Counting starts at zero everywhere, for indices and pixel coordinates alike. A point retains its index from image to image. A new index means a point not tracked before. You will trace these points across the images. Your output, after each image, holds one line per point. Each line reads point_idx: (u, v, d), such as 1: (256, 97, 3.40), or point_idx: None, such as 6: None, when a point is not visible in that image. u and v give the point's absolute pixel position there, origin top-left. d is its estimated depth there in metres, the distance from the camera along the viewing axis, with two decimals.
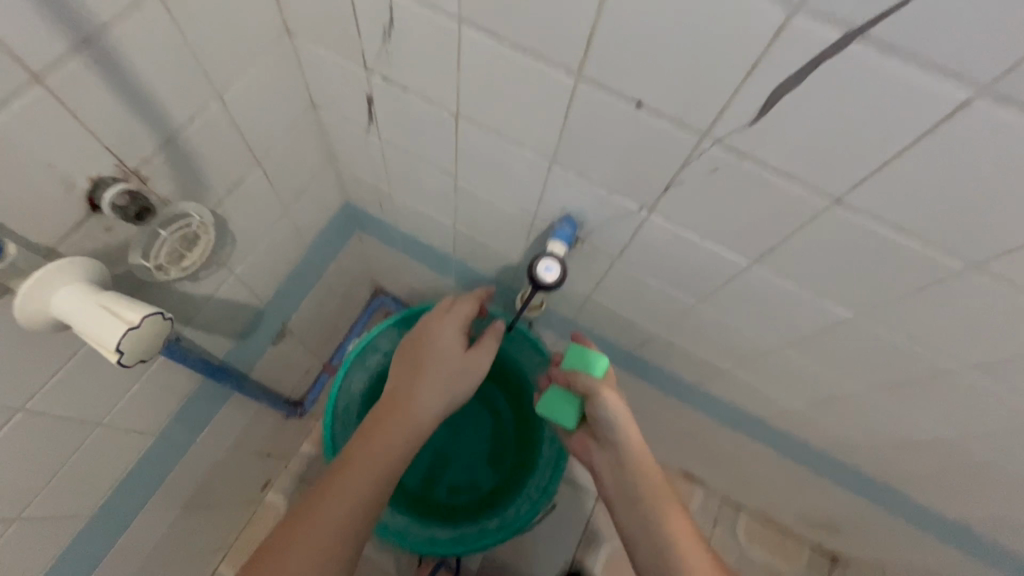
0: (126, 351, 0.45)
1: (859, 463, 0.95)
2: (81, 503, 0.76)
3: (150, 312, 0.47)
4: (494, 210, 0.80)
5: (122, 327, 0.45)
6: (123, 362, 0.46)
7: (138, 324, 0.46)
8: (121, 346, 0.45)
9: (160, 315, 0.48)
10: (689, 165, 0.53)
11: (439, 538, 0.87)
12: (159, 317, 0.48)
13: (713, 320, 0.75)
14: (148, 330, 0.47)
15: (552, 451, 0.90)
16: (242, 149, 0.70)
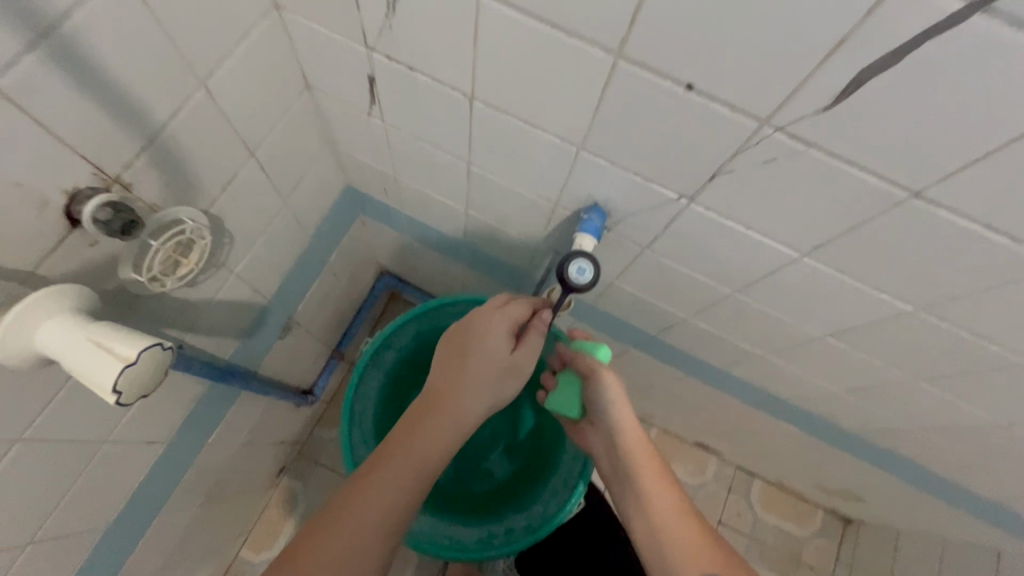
0: (124, 390, 0.41)
1: (890, 442, 0.92)
2: (95, 519, 0.73)
3: (148, 345, 0.42)
4: (511, 197, 0.74)
5: (117, 365, 0.40)
6: (123, 402, 0.42)
7: (135, 360, 0.41)
8: (117, 386, 0.40)
9: (159, 346, 0.43)
10: (742, 154, 0.47)
11: (468, 544, 0.84)
12: (159, 348, 0.42)
13: (749, 309, 0.70)
14: (147, 365, 0.42)
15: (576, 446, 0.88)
16: (234, 141, 0.63)
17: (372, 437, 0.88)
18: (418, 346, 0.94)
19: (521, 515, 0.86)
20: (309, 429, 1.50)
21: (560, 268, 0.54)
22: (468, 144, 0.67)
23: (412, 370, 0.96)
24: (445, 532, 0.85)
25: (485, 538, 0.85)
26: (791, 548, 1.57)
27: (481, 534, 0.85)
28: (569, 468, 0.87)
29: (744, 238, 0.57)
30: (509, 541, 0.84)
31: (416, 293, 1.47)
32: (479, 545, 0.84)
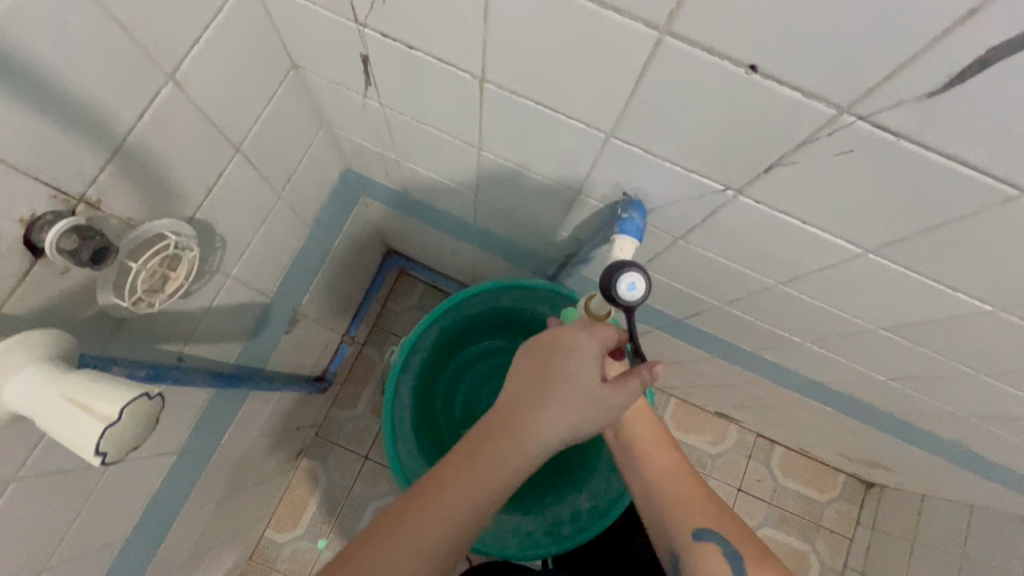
0: (108, 451, 0.37)
1: (931, 425, 0.87)
2: (111, 534, 0.71)
3: (131, 400, 0.37)
4: (529, 183, 0.67)
5: (97, 427, 0.36)
6: (109, 461, 0.37)
7: (117, 419, 0.36)
8: (100, 448, 0.36)
9: (145, 398, 0.38)
10: (812, 143, 0.40)
11: (542, 540, 0.83)
12: (145, 400, 0.38)
13: (793, 299, 0.64)
14: (133, 420, 0.37)
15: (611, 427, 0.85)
16: (216, 138, 0.56)
17: (416, 447, 0.85)
18: (440, 340, 0.90)
19: (584, 497, 0.85)
20: (324, 411, 1.48)
21: (610, 286, 0.54)
22: (479, 129, 0.59)
23: (432, 365, 0.93)
24: (514, 531, 0.83)
25: (553, 527, 0.84)
26: (811, 512, 1.57)
27: (549, 524, 0.84)
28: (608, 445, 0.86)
29: (798, 232, 0.50)
30: (579, 528, 0.83)
31: (424, 272, 1.42)
32: (551, 537, 0.83)
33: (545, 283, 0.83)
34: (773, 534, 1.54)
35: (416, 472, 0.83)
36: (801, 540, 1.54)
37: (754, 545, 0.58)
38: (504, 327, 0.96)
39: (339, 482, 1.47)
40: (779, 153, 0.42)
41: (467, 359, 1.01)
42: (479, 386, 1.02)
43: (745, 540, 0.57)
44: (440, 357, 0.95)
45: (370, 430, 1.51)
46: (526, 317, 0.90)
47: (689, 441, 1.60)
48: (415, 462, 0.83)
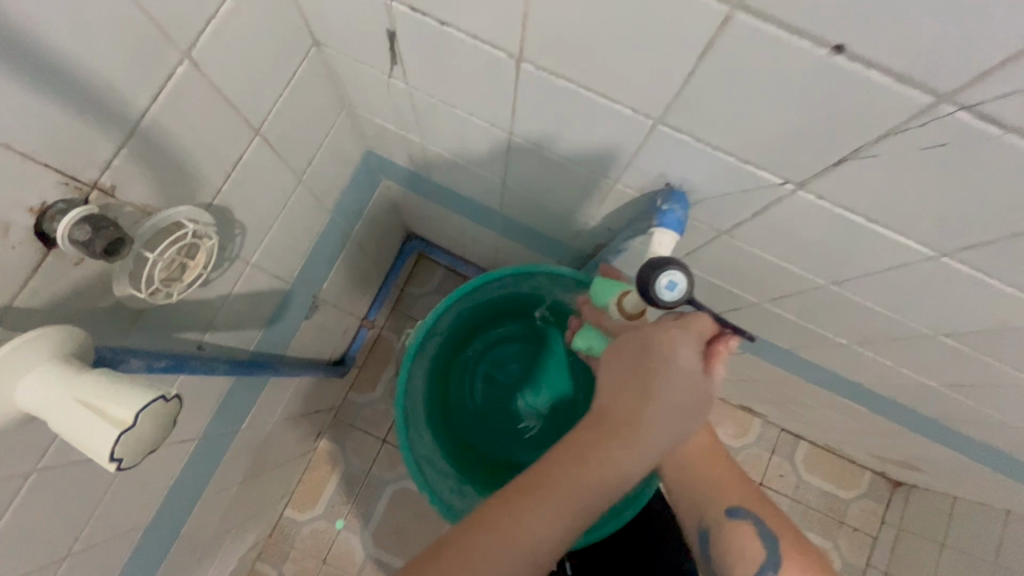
0: (123, 456, 0.35)
1: (977, 432, 0.82)
2: (134, 520, 0.71)
3: (149, 402, 0.35)
4: (563, 170, 0.63)
5: (112, 432, 0.34)
6: (124, 466, 0.36)
7: (133, 424, 0.34)
8: (115, 453, 0.34)
9: (161, 400, 0.36)
10: (896, 135, 0.35)
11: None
12: (161, 403, 0.36)
13: (844, 299, 0.60)
14: (149, 424, 0.36)
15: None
16: (235, 121, 0.53)
17: (425, 431, 0.84)
18: (457, 322, 0.88)
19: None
20: (343, 394, 1.48)
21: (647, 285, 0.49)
22: (512, 112, 0.55)
23: (448, 348, 0.91)
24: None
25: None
26: (835, 509, 1.53)
27: None
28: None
29: (864, 229, 0.46)
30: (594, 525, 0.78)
31: (444, 256, 1.39)
32: None
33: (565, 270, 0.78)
34: None
35: (426, 457, 0.81)
36: (824, 537, 1.51)
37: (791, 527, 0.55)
38: (527, 309, 0.93)
39: (357, 465, 1.47)
40: (858, 144, 0.38)
41: (486, 341, 0.97)
42: (495, 374, 0.98)
43: (781, 522, 0.54)
44: (457, 338, 0.92)
45: (388, 413, 1.50)
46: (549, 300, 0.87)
47: None
48: (424, 446, 0.82)
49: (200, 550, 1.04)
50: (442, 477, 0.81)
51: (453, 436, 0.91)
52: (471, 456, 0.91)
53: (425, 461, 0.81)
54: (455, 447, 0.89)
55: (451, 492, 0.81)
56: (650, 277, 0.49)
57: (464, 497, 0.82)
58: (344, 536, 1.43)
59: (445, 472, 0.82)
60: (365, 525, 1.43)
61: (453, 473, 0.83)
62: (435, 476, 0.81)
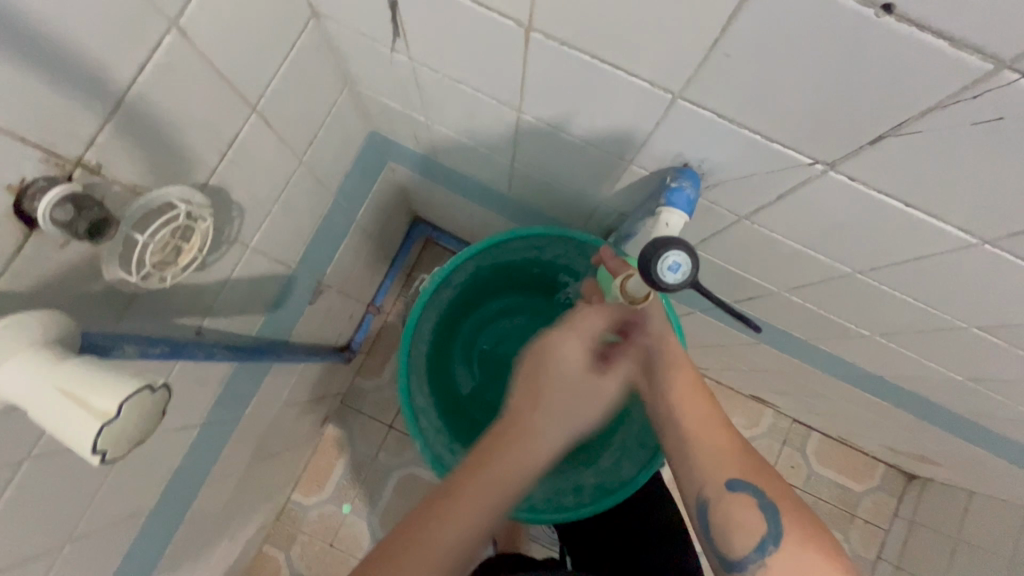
0: (108, 449, 0.33)
1: (1003, 427, 0.79)
2: (135, 506, 0.71)
3: (133, 392, 0.33)
4: (574, 151, 0.59)
5: (95, 425, 0.32)
6: (111, 459, 0.34)
7: (116, 415, 0.33)
8: (99, 447, 0.33)
9: (146, 392, 0.34)
10: (942, 104, 0.33)
11: (537, 505, 0.73)
12: (147, 393, 0.34)
13: (871, 289, 0.56)
14: (135, 414, 0.34)
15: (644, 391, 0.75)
16: (230, 96, 0.51)
17: (427, 386, 0.80)
18: (471, 283, 0.84)
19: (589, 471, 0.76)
20: (349, 379, 1.47)
21: (646, 264, 0.43)
22: (520, 88, 0.52)
23: (461, 309, 0.87)
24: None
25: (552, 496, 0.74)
26: (846, 501, 1.49)
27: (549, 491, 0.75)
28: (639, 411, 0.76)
29: (900, 214, 0.43)
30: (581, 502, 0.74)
31: (451, 241, 1.37)
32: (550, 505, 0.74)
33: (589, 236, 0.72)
34: None
35: (422, 409, 0.78)
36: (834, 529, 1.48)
37: (793, 501, 0.52)
38: (546, 283, 0.88)
39: (363, 450, 1.47)
40: (899, 118, 0.35)
41: (500, 307, 0.93)
42: (502, 343, 0.94)
43: (782, 494, 0.51)
44: (470, 301, 0.88)
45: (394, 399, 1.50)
46: (568, 275, 0.82)
47: None
48: (423, 399, 0.79)
49: (206, 534, 1.04)
50: (436, 433, 0.77)
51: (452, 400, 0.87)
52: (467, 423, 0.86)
53: (421, 413, 0.77)
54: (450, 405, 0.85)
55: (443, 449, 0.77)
56: (652, 256, 0.42)
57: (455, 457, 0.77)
58: (350, 520, 1.43)
59: (440, 428, 0.78)
60: (371, 510, 1.43)
61: (444, 428, 0.79)
62: (429, 431, 0.77)
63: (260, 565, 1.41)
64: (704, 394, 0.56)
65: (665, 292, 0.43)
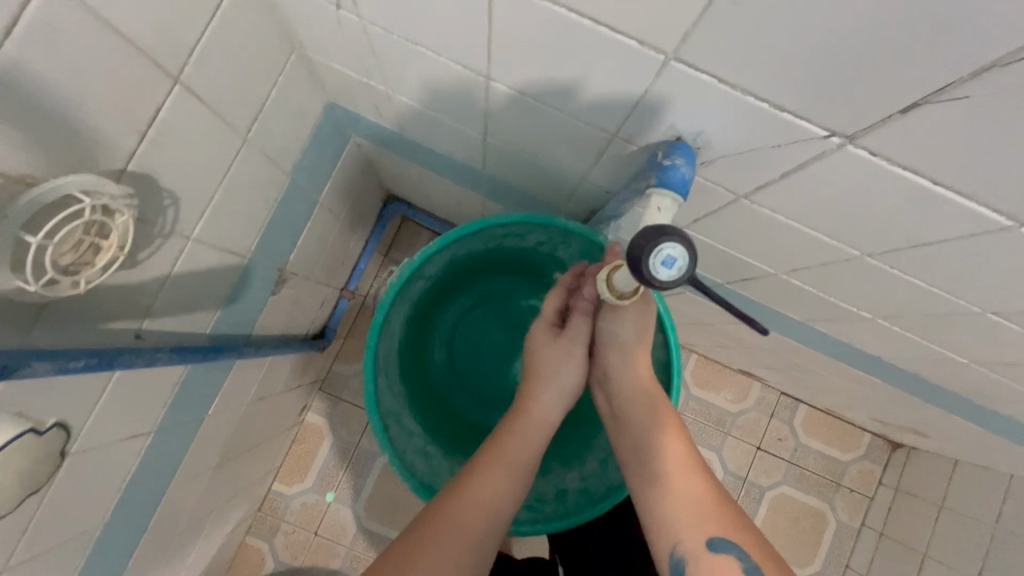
0: None
1: (1004, 407, 0.76)
2: (82, 522, 0.65)
3: None
4: (555, 123, 0.52)
5: None
6: None
7: None
8: None
9: None
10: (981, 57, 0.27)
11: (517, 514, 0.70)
12: None
13: (878, 271, 0.51)
14: None
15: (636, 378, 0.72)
16: (141, 65, 0.44)
17: (398, 385, 0.75)
18: (447, 272, 0.77)
19: (573, 476, 0.73)
20: (328, 365, 1.41)
21: (635, 256, 0.37)
22: (488, 51, 0.45)
23: (436, 296, 0.80)
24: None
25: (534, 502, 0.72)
26: (832, 471, 1.48)
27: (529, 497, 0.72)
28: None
29: (926, 192, 0.37)
30: (562, 508, 0.71)
31: (429, 220, 1.29)
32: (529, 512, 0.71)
33: (576, 225, 0.66)
34: (791, 493, 1.47)
35: (392, 411, 0.72)
36: (820, 499, 1.47)
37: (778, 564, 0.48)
38: (533, 268, 0.81)
39: (345, 437, 1.42)
40: (939, 81, 0.30)
41: (481, 294, 0.86)
42: (482, 331, 0.87)
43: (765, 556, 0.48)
44: (448, 286, 0.81)
45: None
46: (552, 263, 0.77)
47: (708, 398, 1.50)
48: (393, 400, 0.73)
49: (178, 536, 0.98)
50: (409, 435, 0.72)
51: (429, 394, 0.81)
52: (447, 416, 0.81)
53: (392, 416, 0.72)
54: (429, 400, 0.80)
55: (414, 453, 0.72)
56: (644, 246, 0.36)
57: (428, 461, 0.72)
58: (335, 508, 1.40)
59: (413, 431, 0.73)
60: (356, 497, 1.40)
61: (420, 429, 0.74)
62: (401, 433, 0.72)
63: (243, 557, 1.37)
64: (679, 437, 0.56)
65: (658, 289, 0.38)
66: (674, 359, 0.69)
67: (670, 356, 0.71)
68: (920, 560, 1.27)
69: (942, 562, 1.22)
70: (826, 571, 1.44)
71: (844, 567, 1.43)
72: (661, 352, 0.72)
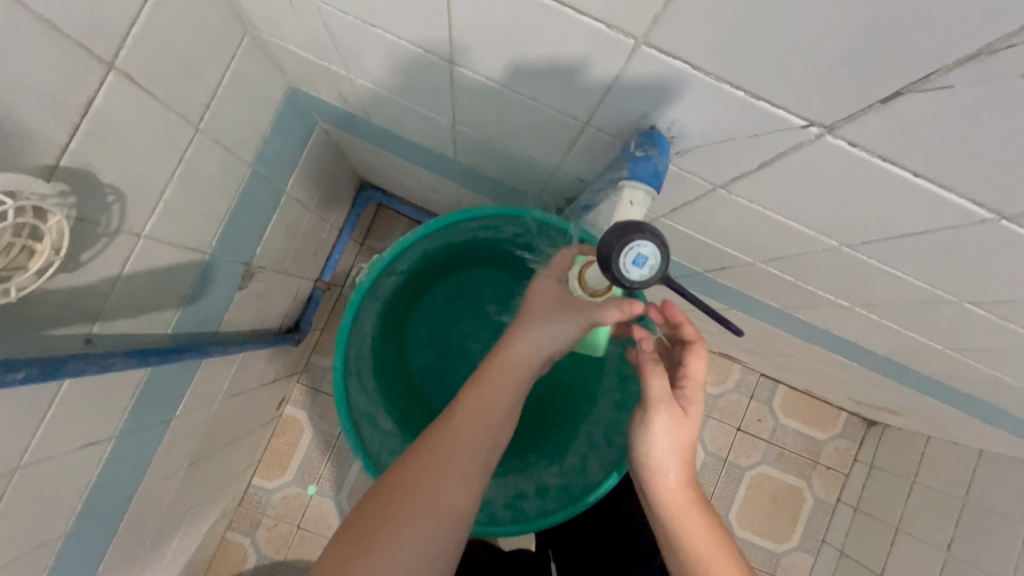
0: None
1: (976, 389, 0.76)
2: (40, 535, 0.62)
3: None
4: (525, 110, 0.50)
5: None
6: None
7: None
8: None
9: None
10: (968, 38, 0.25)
11: (497, 514, 0.69)
12: None
13: (857, 261, 0.50)
14: None
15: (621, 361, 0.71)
16: (68, 50, 0.40)
17: (372, 385, 0.72)
18: (420, 266, 0.74)
19: (552, 471, 0.71)
20: (305, 358, 1.38)
21: (606, 256, 0.35)
22: (450, 33, 0.42)
23: (408, 291, 0.78)
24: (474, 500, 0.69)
25: (513, 501, 0.70)
26: (810, 450, 1.51)
27: (508, 495, 0.70)
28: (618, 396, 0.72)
29: (906, 183, 0.36)
30: (543, 505, 0.69)
31: (404, 207, 1.26)
32: (509, 511, 0.69)
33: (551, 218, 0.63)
34: (771, 472, 1.49)
35: (365, 413, 0.69)
36: (798, 477, 1.50)
37: None
38: (508, 258, 0.79)
39: (326, 430, 1.40)
40: (924, 68, 0.28)
41: (456, 286, 0.83)
42: (458, 325, 0.85)
43: None
44: (421, 280, 0.78)
45: None
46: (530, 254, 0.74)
47: None
48: (366, 400, 0.70)
49: (152, 538, 0.96)
50: (384, 437, 0.70)
51: (404, 391, 0.79)
52: (424, 412, 0.79)
53: (365, 418, 0.69)
54: (405, 398, 0.78)
55: (390, 453, 0.70)
56: (616, 243, 0.34)
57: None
58: (317, 501, 1.38)
59: (388, 431, 0.71)
60: (338, 489, 1.39)
61: (396, 429, 0.72)
62: (376, 435, 0.70)
63: (224, 552, 1.35)
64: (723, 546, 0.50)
65: (630, 289, 0.36)
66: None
67: None
68: (893, 534, 1.31)
69: (914, 535, 1.26)
70: (803, 546, 1.47)
71: (820, 541, 1.47)
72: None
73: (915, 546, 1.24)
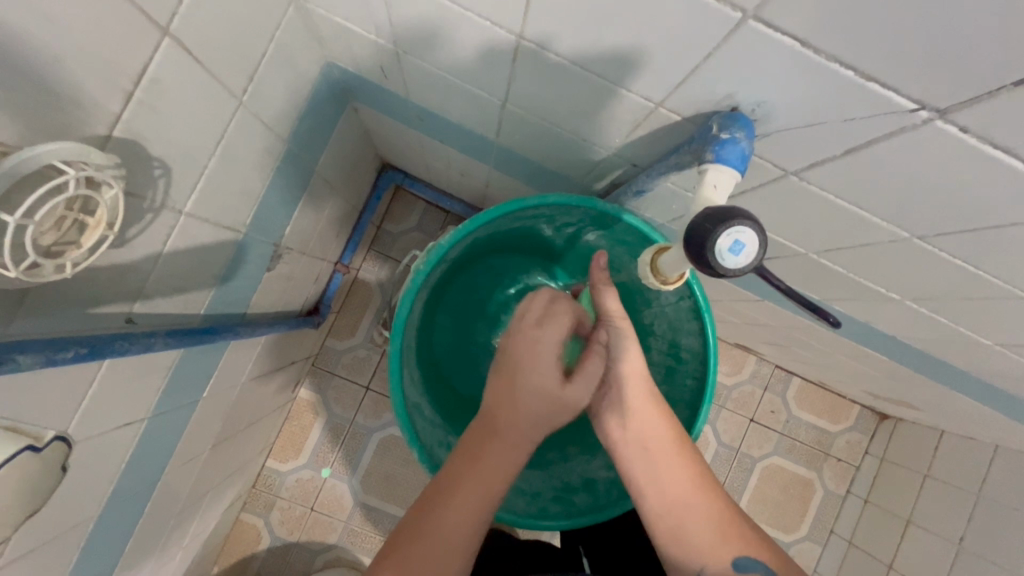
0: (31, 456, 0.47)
1: (1011, 384, 0.75)
2: (72, 516, 0.61)
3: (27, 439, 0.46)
4: (594, 90, 0.47)
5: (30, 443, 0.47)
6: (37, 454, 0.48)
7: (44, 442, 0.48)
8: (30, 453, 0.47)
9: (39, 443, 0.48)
10: None
11: (548, 508, 0.69)
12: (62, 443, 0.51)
13: (924, 252, 0.49)
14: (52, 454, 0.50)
15: (688, 350, 0.68)
16: (127, 14, 0.38)
17: (416, 377, 0.71)
18: (465, 251, 0.72)
19: (600, 466, 0.69)
20: (321, 341, 1.36)
21: (701, 242, 0.34)
22: (525, 3, 0.40)
23: (446, 276, 0.76)
24: (519, 492, 0.69)
25: (562, 494, 0.71)
26: (822, 442, 1.51)
27: (556, 486, 0.72)
28: (664, 389, 0.72)
29: (1015, 173, 0.34)
30: (593, 497, 0.69)
31: (426, 190, 1.24)
32: (559, 504, 0.70)
33: (617, 210, 0.60)
34: (783, 463, 1.50)
35: (415, 404, 0.68)
36: (809, 468, 1.50)
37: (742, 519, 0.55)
38: (547, 247, 0.79)
39: (340, 414, 1.39)
40: None
41: (490, 271, 0.81)
42: (491, 311, 0.83)
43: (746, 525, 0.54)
44: (457, 266, 0.77)
45: (370, 359, 1.40)
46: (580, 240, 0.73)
47: None
48: (413, 390, 0.69)
49: (173, 519, 0.95)
50: (432, 427, 0.69)
51: (439, 385, 0.77)
52: (461, 402, 0.79)
53: (415, 409, 0.68)
54: (440, 388, 0.77)
55: (437, 445, 0.69)
56: (711, 231, 0.33)
57: (451, 451, 0.69)
58: (331, 484, 1.38)
59: (435, 421, 0.70)
60: (353, 472, 1.38)
61: (441, 420, 0.71)
62: (425, 426, 0.68)
63: (238, 533, 1.35)
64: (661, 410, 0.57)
65: (721, 278, 0.35)
66: (710, 348, 0.64)
67: (706, 345, 0.66)
68: (904, 527, 1.32)
69: (926, 528, 1.26)
70: (812, 536, 1.48)
71: (829, 532, 1.48)
72: (695, 340, 0.67)
73: (927, 539, 1.25)
